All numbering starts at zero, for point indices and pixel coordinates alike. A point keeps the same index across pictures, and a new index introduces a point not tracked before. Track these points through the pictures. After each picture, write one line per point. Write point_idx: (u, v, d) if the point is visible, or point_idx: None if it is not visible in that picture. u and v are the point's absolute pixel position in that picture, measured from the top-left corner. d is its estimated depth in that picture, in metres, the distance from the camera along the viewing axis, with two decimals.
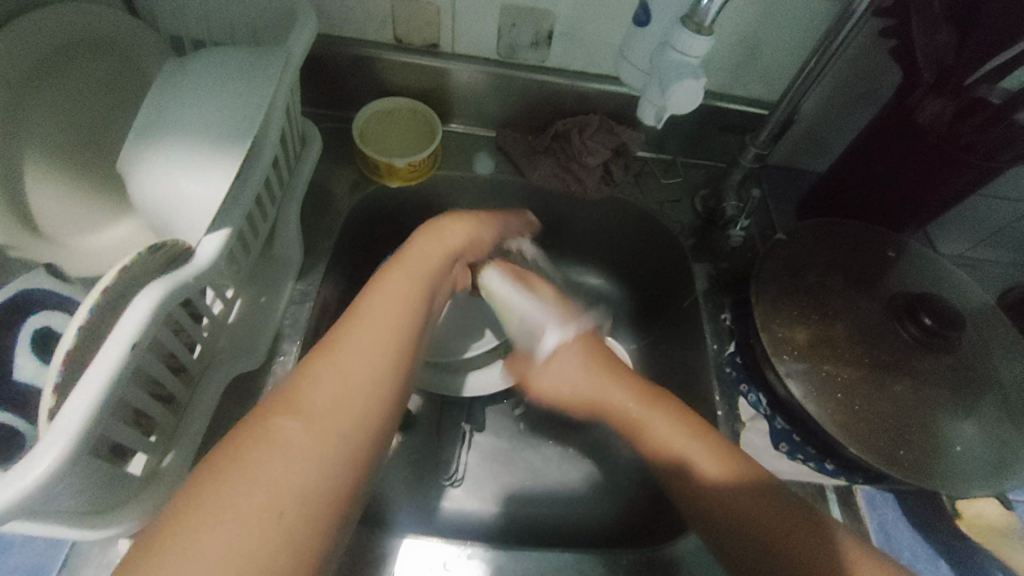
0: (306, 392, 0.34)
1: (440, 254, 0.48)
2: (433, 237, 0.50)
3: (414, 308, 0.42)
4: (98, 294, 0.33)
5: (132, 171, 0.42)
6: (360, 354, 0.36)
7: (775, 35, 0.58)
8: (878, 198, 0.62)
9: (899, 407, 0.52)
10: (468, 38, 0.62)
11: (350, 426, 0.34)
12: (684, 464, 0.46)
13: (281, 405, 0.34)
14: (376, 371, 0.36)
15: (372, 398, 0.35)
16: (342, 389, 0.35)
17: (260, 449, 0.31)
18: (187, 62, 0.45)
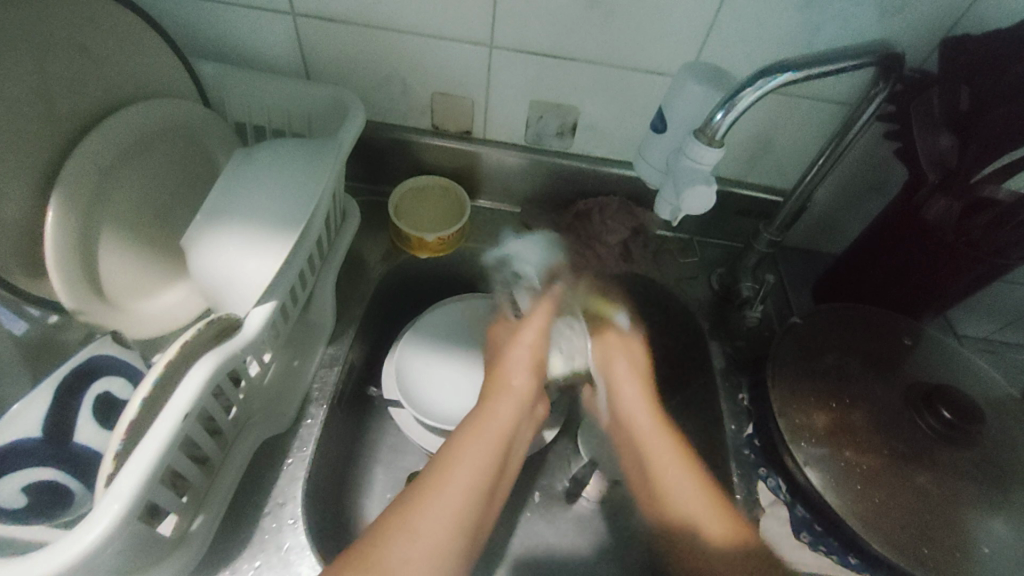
0: (428, 500, 0.44)
1: (514, 410, 0.54)
2: (507, 390, 0.55)
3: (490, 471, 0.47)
4: (161, 367, 0.37)
5: (195, 247, 0.46)
6: (472, 452, 0.48)
7: (784, 132, 0.62)
8: (892, 286, 0.63)
9: (921, 501, 0.52)
10: (499, 127, 0.67)
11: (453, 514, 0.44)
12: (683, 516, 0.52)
13: (400, 516, 0.42)
14: (458, 512, 0.44)
15: (474, 484, 0.46)
16: (460, 490, 0.45)
17: (395, 538, 0.41)
18: (253, 149, 0.51)
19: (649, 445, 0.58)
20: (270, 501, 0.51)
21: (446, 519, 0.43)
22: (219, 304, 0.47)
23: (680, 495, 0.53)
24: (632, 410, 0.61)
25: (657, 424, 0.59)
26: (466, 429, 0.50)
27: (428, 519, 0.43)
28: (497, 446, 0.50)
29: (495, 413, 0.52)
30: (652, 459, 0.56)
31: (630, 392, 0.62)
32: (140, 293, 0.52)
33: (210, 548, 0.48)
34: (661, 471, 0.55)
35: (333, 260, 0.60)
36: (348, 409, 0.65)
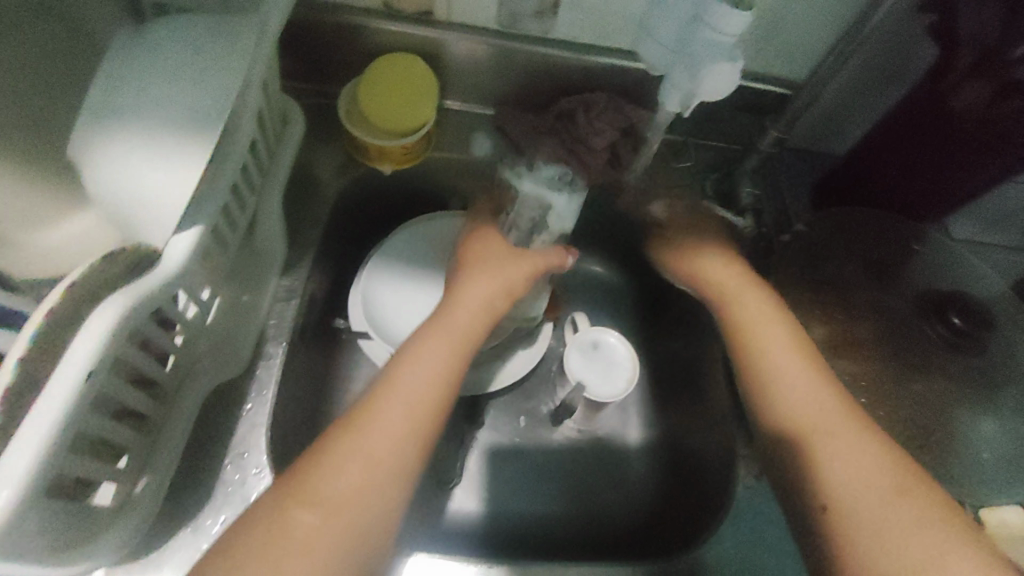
0: (316, 483, 0.36)
1: (444, 351, 0.44)
2: (438, 327, 0.46)
3: (438, 385, 0.42)
4: (42, 316, 0.29)
5: (87, 163, 0.37)
6: (381, 429, 0.39)
7: (803, 7, 0.52)
8: (908, 184, 0.58)
9: (908, 407, 0.52)
10: (465, 6, 0.55)
11: (354, 512, 0.36)
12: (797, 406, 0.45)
13: (300, 490, 0.36)
14: (359, 508, 0.36)
15: (388, 466, 0.38)
16: (362, 475, 0.37)
17: (277, 541, 0.34)
18: (148, 32, 0.39)
19: (769, 357, 0.48)
20: (231, 451, 0.46)
21: (353, 511, 0.36)
22: (130, 235, 0.38)
23: (801, 398, 0.45)
24: (745, 317, 0.51)
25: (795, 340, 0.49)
26: (427, 331, 0.45)
27: (331, 496, 0.36)
28: (406, 416, 0.40)
29: (411, 369, 0.42)
30: (773, 365, 0.47)
31: (727, 271, 0.55)
32: (34, 225, 0.43)
33: (167, 506, 0.43)
34: (778, 383, 0.47)
35: (275, 175, 0.50)
36: (313, 344, 0.58)
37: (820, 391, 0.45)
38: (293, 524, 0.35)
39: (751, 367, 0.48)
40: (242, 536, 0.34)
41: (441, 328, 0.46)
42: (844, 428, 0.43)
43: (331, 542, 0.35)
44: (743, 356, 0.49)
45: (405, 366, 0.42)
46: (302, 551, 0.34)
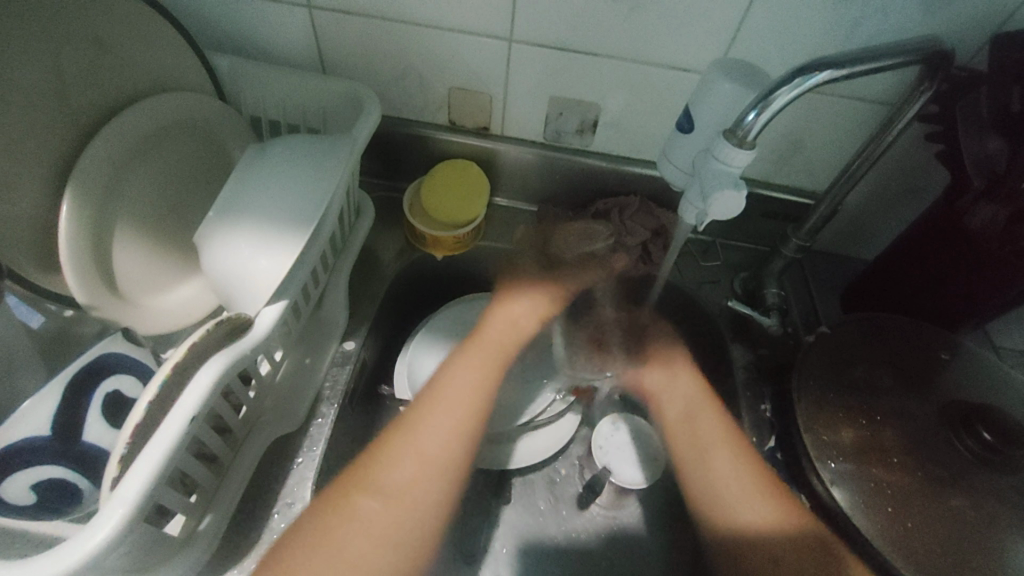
0: (384, 473, 0.46)
1: (469, 379, 0.54)
2: (466, 358, 0.56)
3: (483, 393, 0.53)
4: (168, 368, 0.37)
5: (210, 243, 0.45)
6: (433, 431, 0.49)
7: (818, 131, 0.59)
8: (929, 298, 0.59)
9: (940, 520, 0.50)
10: (517, 124, 0.65)
11: (422, 496, 0.46)
12: (723, 501, 0.51)
13: (362, 479, 0.45)
14: (424, 498, 0.46)
15: (439, 476, 0.47)
16: (416, 467, 0.47)
17: (344, 525, 0.43)
18: (266, 146, 0.49)
19: (716, 469, 0.53)
20: (279, 501, 0.51)
21: (404, 513, 0.44)
22: (231, 304, 0.46)
23: (733, 496, 0.51)
24: (717, 467, 0.53)
25: (720, 425, 0.56)
26: (470, 352, 0.57)
27: (397, 472, 0.46)
28: (454, 423, 0.50)
29: (445, 390, 0.52)
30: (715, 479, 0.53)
31: (705, 420, 0.57)
32: (155, 290, 0.52)
33: (221, 545, 0.48)
34: (731, 499, 0.51)
35: (345, 257, 0.59)
36: (359, 408, 0.64)
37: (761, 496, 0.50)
38: (360, 508, 0.44)
39: (703, 455, 0.55)
40: (307, 528, 0.42)
41: (479, 355, 0.57)
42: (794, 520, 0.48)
43: (399, 518, 0.44)
44: (700, 487, 0.54)
45: (452, 379, 0.53)
46: (370, 526, 0.43)
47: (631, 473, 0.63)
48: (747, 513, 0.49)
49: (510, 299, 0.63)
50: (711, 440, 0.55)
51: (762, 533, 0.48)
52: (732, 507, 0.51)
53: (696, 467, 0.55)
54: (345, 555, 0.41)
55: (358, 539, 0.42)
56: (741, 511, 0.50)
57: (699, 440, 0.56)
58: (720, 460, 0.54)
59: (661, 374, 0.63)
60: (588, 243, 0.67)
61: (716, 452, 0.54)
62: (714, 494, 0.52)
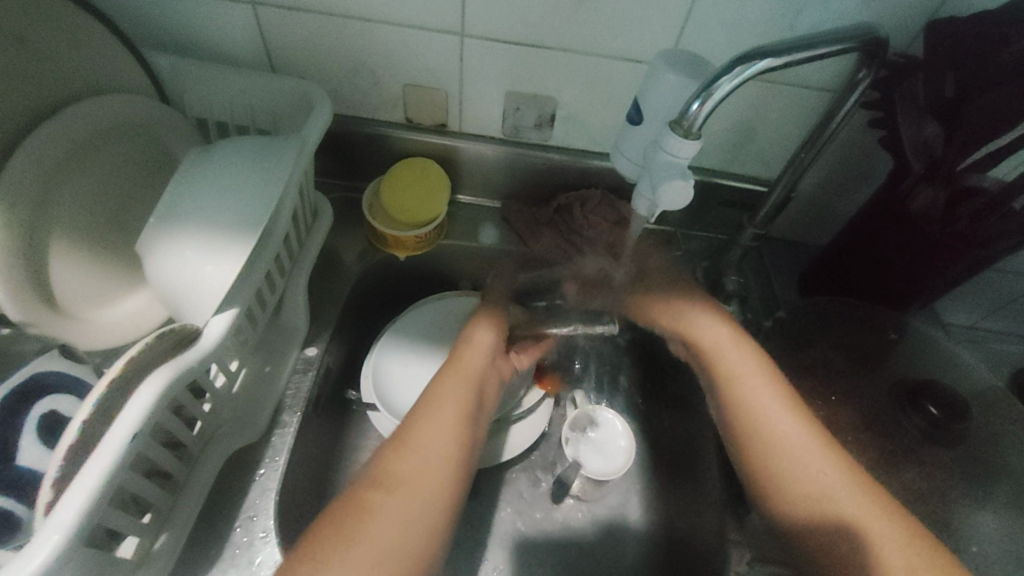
0: (393, 472, 0.45)
1: (459, 393, 0.52)
2: (455, 372, 0.54)
3: (462, 422, 0.50)
4: (105, 385, 0.35)
5: (153, 252, 0.44)
6: (436, 432, 0.48)
7: (769, 120, 0.60)
8: (879, 281, 0.60)
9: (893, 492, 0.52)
10: (475, 120, 0.65)
11: (431, 492, 0.45)
12: (793, 465, 0.48)
13: (374, 479, 0.45)
14: (432, 492, 0.45)
15: (444, 476, 0.46)
16: (425, 465, 0.46)
17: (363, 520, 0.42)
18: (212, 147, 0.48)
19: (780, 438, 0.49)
20: (241, 514, 0.49)
21: (418, 513, 0.43)
22: (180, 315, 0.45)
23: (807, 464, 0.48)
24: (778, 426, 0.50)
25: (772, 386, 0.52)
26: (450, 372, 0.54)
27: (407, 471, 0.46)
28: (450, 439, 0.48)
29: (440, 403, 0.51)
30: (778, 443, 0.49)
31: (755, 379, 0.52)
32: (97, 302, 0.50)
33: (181, 563, 0.46)
34: (798, 474, 0.48)
35: (303, 261, 0.57)
36: (325, 415, 0.63)
37: (842, 476, 0.47)
38: (375, 507, 0.43)
39: (757, 427, 0.51)
40: (313, 535, 0.41)
41: (452, 386, 0.53)
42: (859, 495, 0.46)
43: (413, 516, 0.43)
44: (768, 450, 0.50)
45: (441, 394, 0.51)
46: (386, 525, 0.42)
47: (592, 467, 0.63)
48: (823, 484, 0.46)
49: (484, 321, 0.61)
50: (768, 399, 0.51)
51: (835, 508, 0.45)
52: (799, 469, 0.48)
53: (756, 425, 0.51)
54: (367, 549, 0.40)
55: (378, 542, 0.41)
56: (814, 478, 0.47)
57: (745, 407, 0.52)
58: (778, 421, 0.50)
59: (703, 322, 0.57)
60: (555, 241, 0.69)
61: (778, 419, 0.50)
62: (779, 455, 0.49)
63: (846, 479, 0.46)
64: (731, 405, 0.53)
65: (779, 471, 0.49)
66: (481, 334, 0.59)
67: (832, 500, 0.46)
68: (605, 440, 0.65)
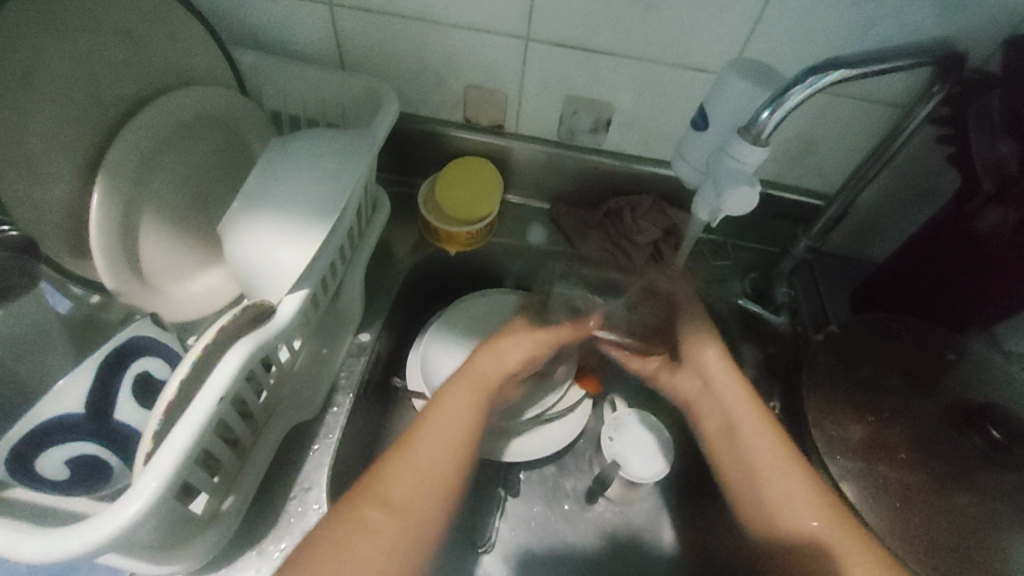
0: (386, 487, 0.43)
1: (467, 404, 0.50)
2: (464, 381, 0.52)
3: (473, 423, 0.49)
4: (199, 350, 0.38)
5: (234, 233, 0.47)
6: (435, 444, 0.46)
7: (830, 133, 0.59)
8: (939, 302, 0.60)
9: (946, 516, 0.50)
10: (532, 122, 0.66)
11: (425, 516, 0.43)
12: (760, 489, 0.50)
13: (371, 492, 0.43)
14: (424, 510, 0.43)
15: (441, 491, 0.44)
16: (417, 482, 0.44)
17: (352, 534, 0.40)
18: (289, 138, 0.51)
19: (760, 466, 0.51)
20: (297, 486, 0.52)
21: (410, 533, 0.42)
22: (253, 292, 0.48)
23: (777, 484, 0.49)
24: (758, 457, 0.51)
25: (753, 411, 0.53)
26: (464, 377, 0.52)
27: (402, 485, 0.43)
28: (448, 455, 0.46)
29: (444, 412, 0.48)
30: (772, 493, 0.49)
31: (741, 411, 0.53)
32: (179, 276, 0.53)
33: (240, 526, 0.49)
34: (769, 499, 0.49)
35: (363, 250, 0.60)
36: (373, 399, 0.65)
37: (811, 507, 0.48)
38: (367, 520, 0.41)
39: (739, 445, 0.53)
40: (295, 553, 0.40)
41: (462, 389, 0.51)
42: (832, 523, 0.46)
43: (402, 536, 0.41)
44: (739, 471, 0.52)
45: (447, 404, 0.49)
46: (375, 540, 0.40)
47: (634, 466, 0.64)
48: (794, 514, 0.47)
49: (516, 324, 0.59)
50: (750, 422, 0.53)
51: (801, 539, 0.47)
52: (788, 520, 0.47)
53: (728, 445, 0.54)
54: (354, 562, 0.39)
55: (369, 549, 0.40)
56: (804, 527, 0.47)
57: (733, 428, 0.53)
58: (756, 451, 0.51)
59: (695, 335, 0.58)
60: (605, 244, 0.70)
61: (759, 447, 0.51)
62: (770, 507, 0.49)
63: (810, 500, 0.48)
64: (705, 420, 0.57)
65: (750, 497, 0.50)
66: (517, 333, 0.57)
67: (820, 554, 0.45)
68: (638, 444, 0.65)
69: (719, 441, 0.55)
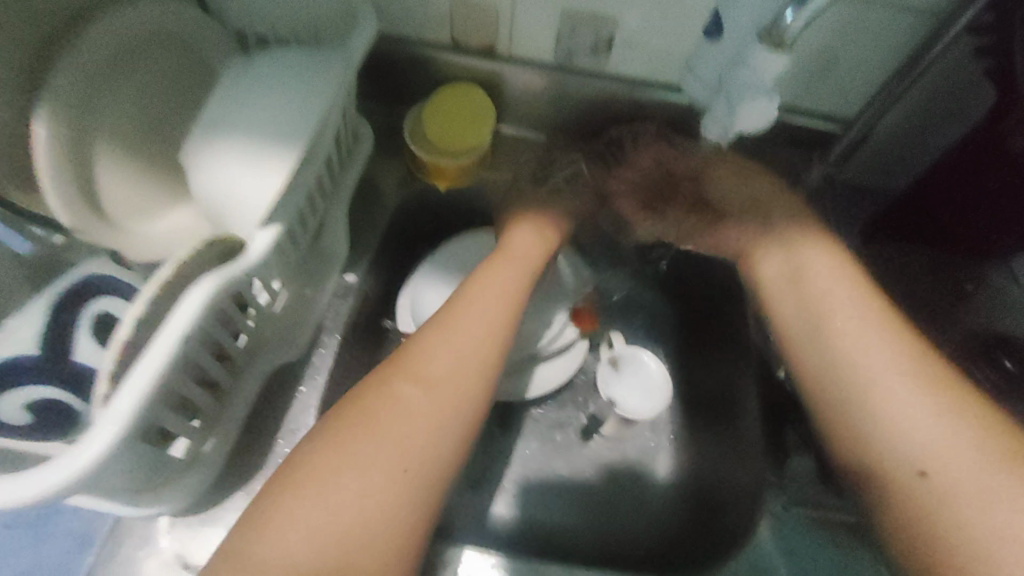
0: (424, 365, 0.45)
1: (497, 299, 0.51)
2: (489, 281, 0.53)
3: (506, 314, 0.51)
4: (158, 285, 0.35)
5: (197, 164, 0.43)
6: (475, 323, 0.48)
7: (855, 49, 0.53)
8: (958, 231, 0.55)
9: None
10: (525, 41, 0.60)
11: (464, 393, 0.45)
12: (875, 396, 0.46)
13: (409, 367, 0.45)
14: (467, 378, 0.45)
15: (479, 365, 0.46)
16: (455, 361, 0.46)
17: (386, 406, 0.42)
18: (254, 58, 0.46)
19: (876, 380, 0.46)
20: (285, 427, 0.51)
21: (455, 402, 0.44)
22: (223, 229, 0.44)
23: (894, 393, 0.45)
24: (863, 355, 0.48)
25: (882, 310, 0.49)
26: (500, 265, 0.55)
27: (441, 362, 0.45)
28: (481, 338, 0.48)
29: (472, 306, 0.50)
30: (892, 407, 0.45)
31: (844, 294, 0.51)
32: (143, 215, 0.50)
33: (227, 467, 0.49)
34: (896, 416, 0.44)
35: (344, 185, 0.56)
36: (363, 341, 0.63)
37: (946, 416, 0.43)
38: (403, 393, 0.43)
39: (840, 339, 0.49)
40: (318, 444, 0.40)
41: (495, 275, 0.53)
42: (964, 420, 0.43)
43: (444, 411, 0.43)
44: (856, 386, 0.47)
45: (477, 297, 0.51)
46: (413, 416, 0.42)
47: (616, 397, 0.63)
48: (921, 430, 0.43)
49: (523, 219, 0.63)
50: (867, 321, 0.49)
51: (912, 445, 0.43)
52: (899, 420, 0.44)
53: (846, 364, 0.48)
54: (389, 439, 0.41)
55: (404, 420, 0.42)
56: (921, 433, 0.43)
57: (825, 328, 0.50)
58: (870, 346, 0.48)
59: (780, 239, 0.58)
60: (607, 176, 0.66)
61: (864, 345, 0.48)
62: (879, 403, 0.45)
63: (957, 418, 0.43)
64: (795, 323, 0.53)
65: (865, 421, 0.45)
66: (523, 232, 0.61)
67: (939, 459, 0.42)
68: (632, 384, 0.64)
69: (806, 339, 0.52)
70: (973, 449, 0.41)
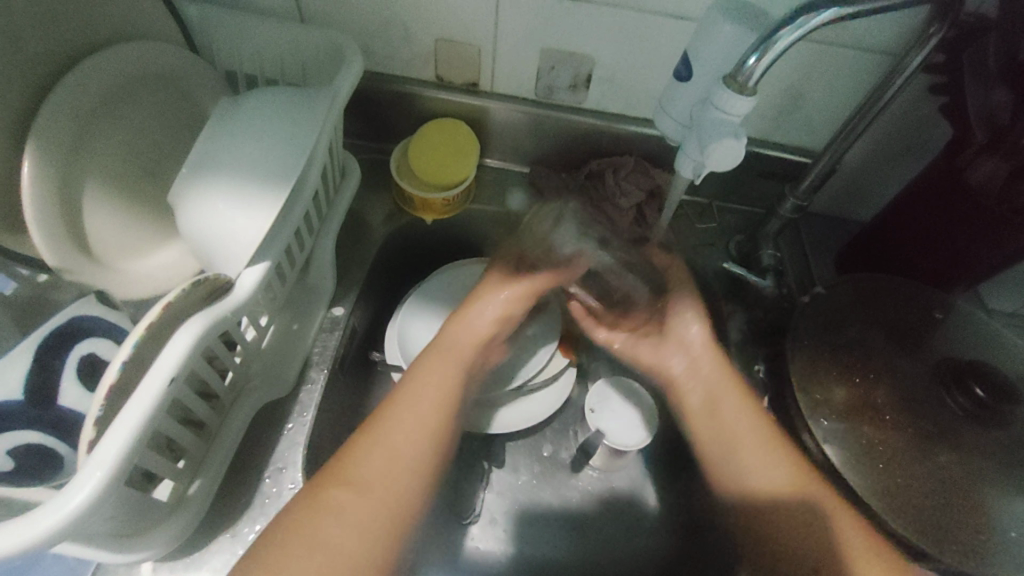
0: (353, 469, 0.43)
1: (449, 369, 0.51)
2: (442, 350, 0.52)
3: (450, 396, 0.50)
4: (144, 328, 0.35)
5: (184, 202, 0.43)
6: (402, 415, 0.47)
7: (819, 85, 0.57)
8: (923, 260, 0.59)
9: (926, 473, 0.51)
10: (508, 79, 0.63)
11: (401, 484, 0.44)
12: (734, 456, 0.52)
13: (339, 475, 0.43)
14: (401, 477, 0.44)
15: (415, 465, 0.45)
16: (387, 460, 0.44)
17: (315, 517, 0.41)
18: (241, 98, 0.47)
19: (742, 443, 0.52)
20: (271, 466, 0.50)
21: (382, 502, 0.43)
22: (211, 265, 0.45)
23: (757, 460, 0.50)
24: (728, 417, 0.53)
25: (716, 371, 0.56)
26: (448, 340, 0.53)
27: (370, 466, 0.44)
28: (422, 429, 0.47)
29: (411, 390, 0.49)
30: (749, 460, 0.51)
31: (728, 404, 0.54)
32: (130, 253, 0.50)
33: (211, 510, 0.48)
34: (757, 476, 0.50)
35: (331, 220, 0.56)
36: (351, 375, 0.63)
37: (798, 479, 0.49)
38: (333, 500, 0.42)
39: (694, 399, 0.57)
40: (255, 551, 0.39)
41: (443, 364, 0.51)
42: (803, 486, 0.48)
43: (372, 512, 0.42)
44: (722, 445, 0.53)
45: (422, 377, 0.50)
46: (342, 520, 0.41)
47: (605, 427, 0.63)
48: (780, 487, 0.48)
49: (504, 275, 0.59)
50: (722, 388, 0.55)
51: (779, 499, 0.48)
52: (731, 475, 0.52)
53: (700, 420, 0.56)
54: (322, 546, 0.39)
55: (347, 528, 0.41)
56: (767, 477, 0.49)
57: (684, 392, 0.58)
58: (729, 415, 0.54)
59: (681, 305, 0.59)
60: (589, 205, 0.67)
61: (729, 415, 0.53)
62: (729, 448, 0.52)
63: (797, 477, 0.49)
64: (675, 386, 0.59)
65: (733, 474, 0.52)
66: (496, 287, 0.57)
67: (791, 494, 0.48)
68: (617, 413, 0.64)
69: (698, 409, 0.56)
70: (806, 482, 0.48)
